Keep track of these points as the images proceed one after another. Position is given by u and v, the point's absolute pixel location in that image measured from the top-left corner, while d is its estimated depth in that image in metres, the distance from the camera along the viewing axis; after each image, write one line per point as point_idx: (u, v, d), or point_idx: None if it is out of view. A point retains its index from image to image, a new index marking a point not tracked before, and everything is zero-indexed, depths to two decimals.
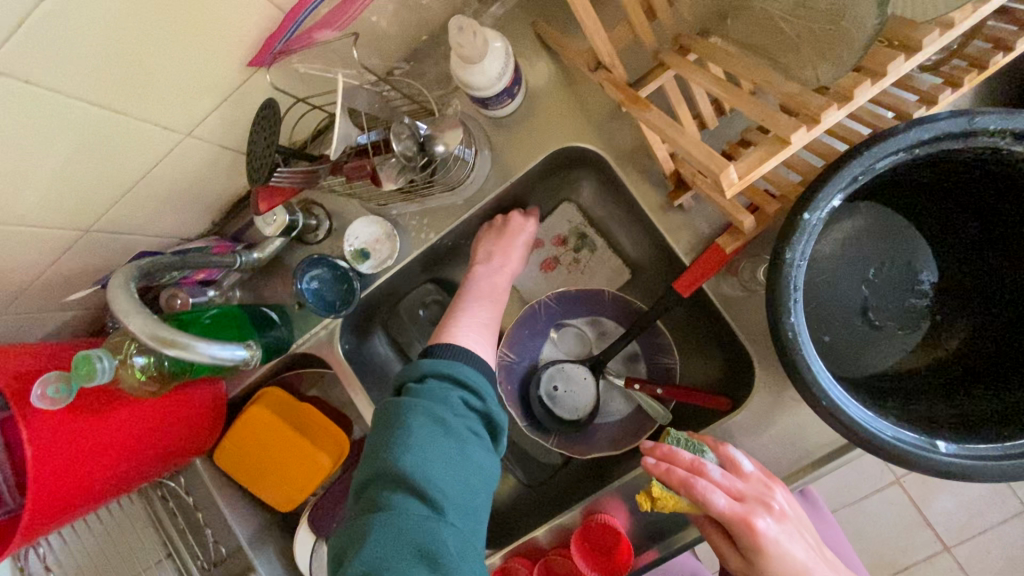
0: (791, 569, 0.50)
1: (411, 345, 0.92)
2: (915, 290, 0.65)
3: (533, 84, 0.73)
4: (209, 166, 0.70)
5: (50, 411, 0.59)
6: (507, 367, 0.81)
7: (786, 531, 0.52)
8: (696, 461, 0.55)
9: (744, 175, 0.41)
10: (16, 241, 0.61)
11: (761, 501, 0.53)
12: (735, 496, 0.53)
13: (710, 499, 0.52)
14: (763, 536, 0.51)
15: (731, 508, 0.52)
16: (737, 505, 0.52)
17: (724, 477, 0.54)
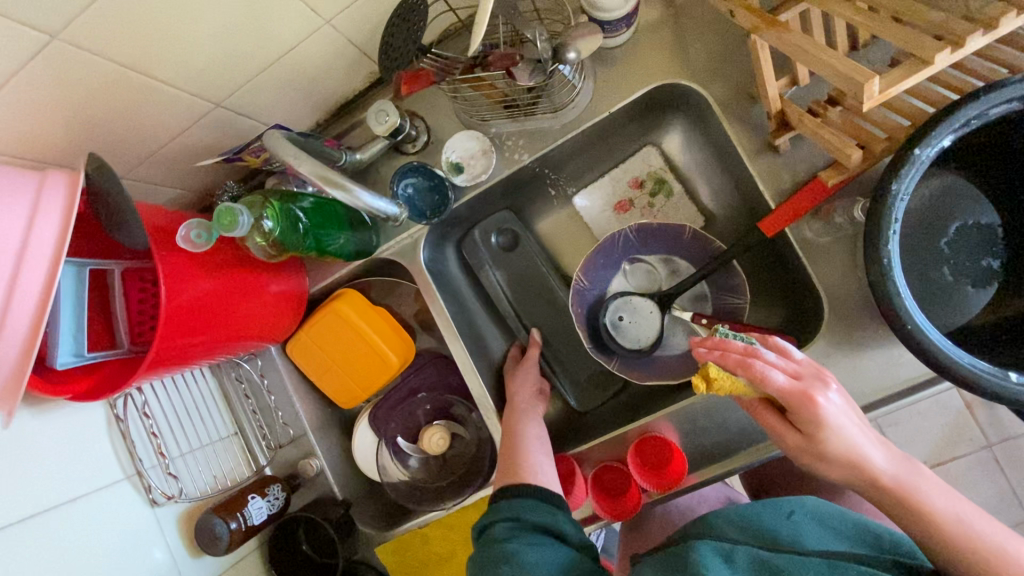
0: (845, 440, 0.52)
1: (481, 268, 0.92)
2: (991, 251, 0.68)
3: (646, 20, 0.76)
4: (334, 59, 0.74)
5: (179, 262, 0.66)
6: (579, 291, 0.86)
7: (840, 407, 0.53)
8: (750, 346, 0.56)
9: (886, 90, 0.45)
10: (161, 100, 0.65)
11: (818, 378, 0.53)
12: (792, 375, 0.54)
13: (769, 377, 0.53)
14: (822, 411, 0.52)
15: (790, 384, 0.53)
16: (795, 382, 0.53)
17: (779, 359, 0.55)
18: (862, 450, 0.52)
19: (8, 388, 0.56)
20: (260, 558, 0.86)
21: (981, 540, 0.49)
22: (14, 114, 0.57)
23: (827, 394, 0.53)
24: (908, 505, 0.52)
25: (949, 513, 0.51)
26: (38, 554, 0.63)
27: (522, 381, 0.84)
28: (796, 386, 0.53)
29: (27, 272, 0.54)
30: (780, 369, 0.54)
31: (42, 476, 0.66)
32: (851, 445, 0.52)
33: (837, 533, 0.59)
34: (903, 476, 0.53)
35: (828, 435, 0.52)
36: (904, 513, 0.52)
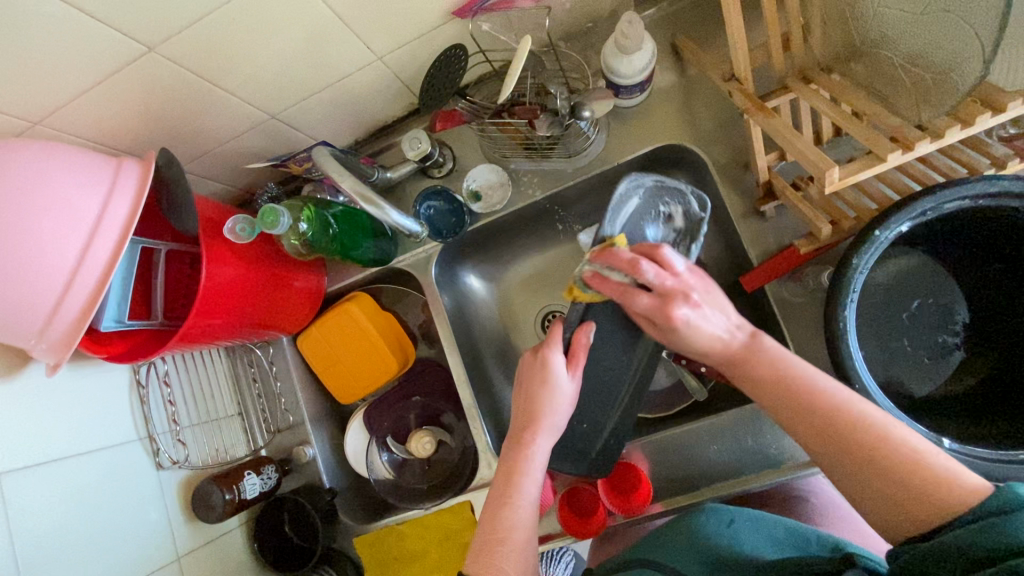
0: (704, 340, 0.57)
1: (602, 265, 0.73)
2: (950, 329, 0.74)
3: (660, 85, 0.84)
4: (379, 89, 0.83)
5: (222, 253, 0.74)
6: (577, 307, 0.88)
7: (715, 310, 0.57)
8: (635, 259, 0.57)
9: (844, 177, 0.54)
10: (226, 108, 0.75)
11: (682, 292, 0.56)
12: (657, 292, 0.57)
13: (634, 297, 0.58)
14: (679, 315, 0.55)
15: (652, 305, 0.57)
16: (662, 283, 0.57)
17: (658, 275, 0.57)
18: (706, 342, 0.57)
19: (62, 341, 0.64)
20: (243, 533, 0.91)
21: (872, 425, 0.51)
22: (102, 106, 0.67)
23: (699, 305, 0.56)
24: (784, 377, 0.55)
25: (832, 391, 0.53)
26: (49, 493, 0.69)
27: (541, 391, 0.68)
28: (657, 303, 0.56)
29: (96, 243, 0.63)
30: (651, 282, 0.57)
31: (65, 424, 0.74)
32: (706, 337, 0.56)
33: (770, 539, 0.68)
34: (736, 350, 0.57)
35: (684, 330, 0.56)
36: (789, 394, 0.54)
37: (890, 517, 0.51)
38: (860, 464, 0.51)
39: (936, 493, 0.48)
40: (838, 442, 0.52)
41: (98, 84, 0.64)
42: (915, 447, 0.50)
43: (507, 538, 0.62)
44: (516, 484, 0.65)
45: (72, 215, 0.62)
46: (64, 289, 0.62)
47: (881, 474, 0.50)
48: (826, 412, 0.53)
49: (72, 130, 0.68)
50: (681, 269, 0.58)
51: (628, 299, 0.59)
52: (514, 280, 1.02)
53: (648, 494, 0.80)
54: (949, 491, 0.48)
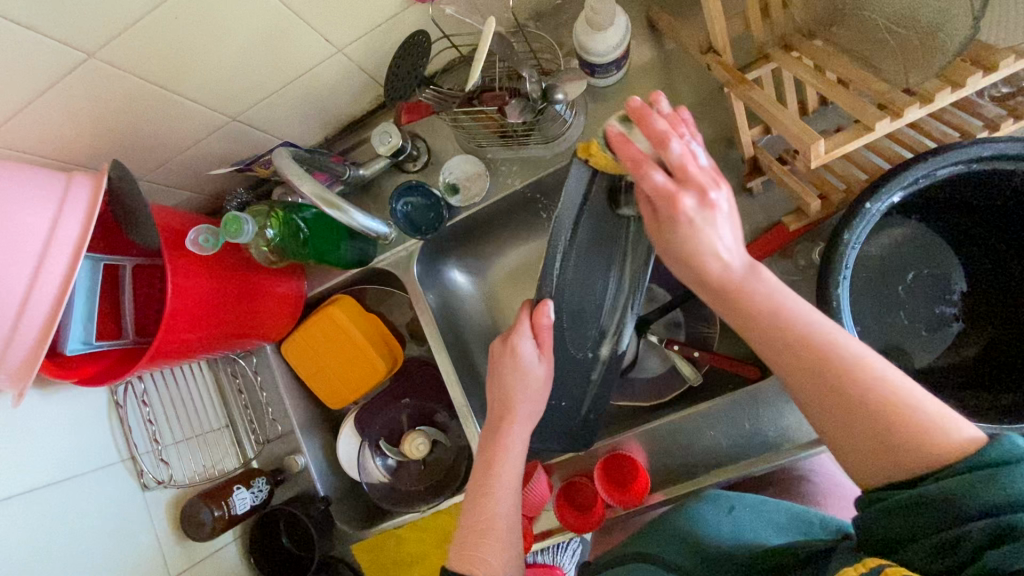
0: (707, 247, 0.48)
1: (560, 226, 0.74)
2: (947, 299, 0.72)
3: (638, 62, 0.81)
4: (345, 83, 0.79)
5: (189, 264, 0.71)
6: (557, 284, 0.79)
7: (726, 214, 0.48)
8: (669, 133, 0.48)
9: (831, 150, 0.51)
10: (181, 112, 0.71)
11: (699, 184, 0.46)
12: (672, 171, 0.48)
13: (646, 174, 0.48)
14: (684, 208, 0.46)
15: (664, 184, 0.47)
16: (670, 184, 0.47)
17: (667, 126, 0.49)
18: (705, 243, 0.48)
19: (22, 370, 0.61)
20: (239, 548, 0.90)
21: (854, 350, 0.49)
22: (50, 119, 0.63)
23: (714, 199, 0.47)
24: (779, 316, 0.50)
25: (826, 328, 0.50)
26: (28, 525, 0.67)
27: (507, 373, 0.68)
28: (673, 184, 0.47)
29: (50, 264, 0.60)
30: (673, 155, 0.47)
31: (41, 452, 0.71)
32: (709, 242, 0.48)
33: (776, 526, 0.66)
34: (733, 274, 0.50)
35: (686, 228, 0.48)
36: (775, 328, 0.50)
37: (869, 452, 0.49)
38: (861, 413, 0.48)
39: (935, 442, 0.46)
40: (827, 385, 0.49)
41: (40, 96, 0.60)
42: (900, 386, 0.47)
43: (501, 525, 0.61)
44: (496, 470, 0.64)
45: (24, 236, 0.59)
46: (19, 314, 0.59)
47: (872, 422, 0.48)
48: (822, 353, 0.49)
49: (18, 145, 0.64)
50: (702, 157, 0.48)
51: (640, 172, 0.48)
52: (500, 273, 0.99)
53: (647, 485, 0.78)
54: (931, 444, 0.46)
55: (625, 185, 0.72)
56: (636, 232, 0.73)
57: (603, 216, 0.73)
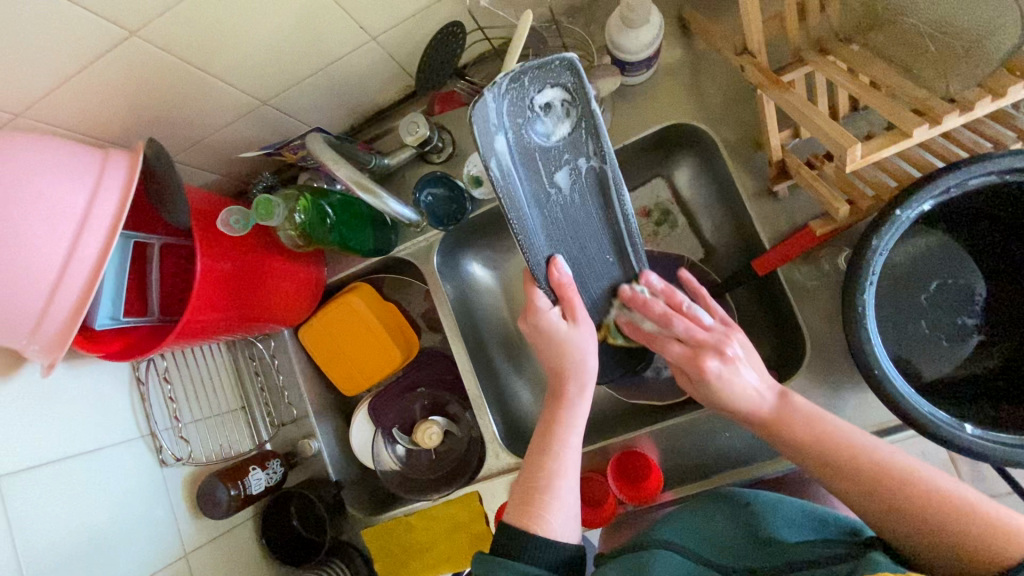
0: (737, 394, 0.59)
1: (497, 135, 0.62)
2: (969, 310, 0.72)
3: (668, 61, 0.81)
4: (375, 71, 0.80)
5: (217, 244, 0.72)
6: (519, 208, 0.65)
7: (740, 349, 0.62)
8: (668, 313, 0.66)
9: (867, 154, 0.52)
10: (215, 94, 0.72)
11: (714, 346, 0.61)
12: (688, 342, 0.63)
13: (667, 348, 0.65)
14: (709, 367, 0.60)
15: (685, 354, 0.62)
16: (690, 351, 0.62)
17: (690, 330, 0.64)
18: (737, 407, 0.60)
19: (54, 341, 0.62)
20: (252, 528, 0.90)
21: (897, 462, 0.52)
22: (84, 95, 0.64)
23: (731, 347, 0.61)
24: (821, 436, 0.56)
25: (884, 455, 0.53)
26: (52, 493, 0.69)
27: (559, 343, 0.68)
28: (689, 352, 0.62)
29: (85, 238, 0.61)
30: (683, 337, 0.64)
31: (64, 424, 0.72)
32: (737, 390, 0.59)
33: (801, 525, 0.65)
34: (767, 407, 0.58)
35: (714, 382, 0.60)
36: (829, 449, 0.55)
37: (927, 548, 0.49)
38: (897, 503, 0.50)
39: (978, 531, 0.46)
40: (884, 496, 0.51)
41: (79, 73, 0.61)
42: (937, 486, 0.50)
43: (551, 485, 0.62)
44: (558, 431, 0.64)
45: (61, 210, 0.60)
46: (54, 287, 0.60)
47: (912, 517, 0.49)
48: (869, 472, 0.52)
49: (55, 121, 0.65)
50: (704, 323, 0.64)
51: (659, 346, 0.67)
52: (518, 267, 0.99)
53: (660, 484, 0.78)
54: (995, 537, 0.46)
55: (545, 106, 0.63)
56: (590, 140, 0.65)
57: (548, 148, 0.66)
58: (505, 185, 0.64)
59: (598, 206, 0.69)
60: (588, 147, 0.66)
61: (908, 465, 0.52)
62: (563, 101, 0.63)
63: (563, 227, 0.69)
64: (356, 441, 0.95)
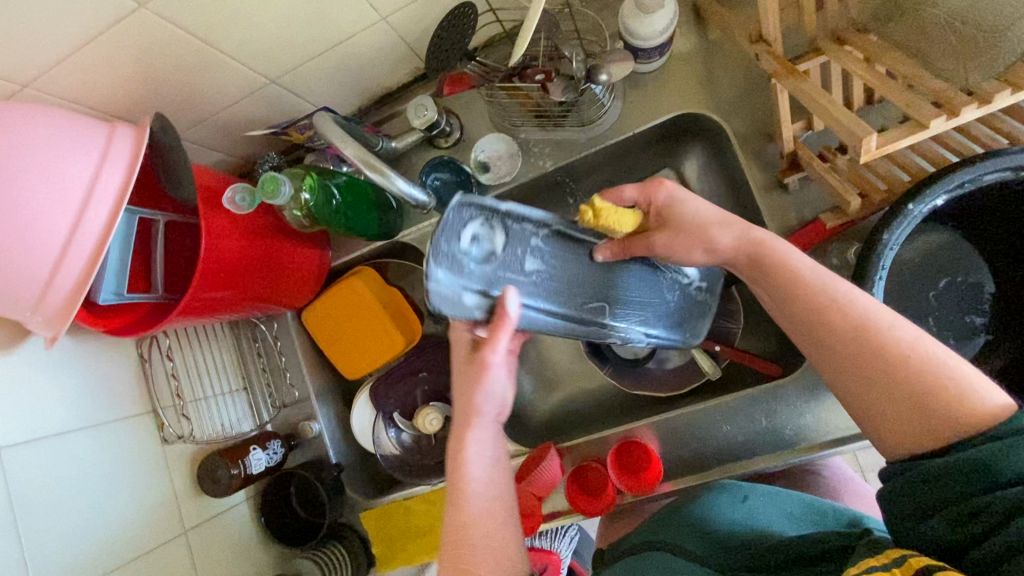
0: (698, 219, 0.59)
1: (454, 257, 0.54)
2: (977, 308, 0.71)
3: (680, 49, 0.80)
4: (384, 53, 0.79)
5: (222, 223, 0.72)
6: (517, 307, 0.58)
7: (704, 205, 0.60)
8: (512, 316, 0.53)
9: (882, 145, 0.51)
10: (222, 71, 0.71)
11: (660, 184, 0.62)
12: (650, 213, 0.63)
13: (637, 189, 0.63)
14: (665, 187, 0.61)
15: (640, 191, 0.63)
16: (643, 191, 0.62)
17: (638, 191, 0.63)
18: (710, 219, 0.59)
19: (59, 314, 0.62)
20: (252, 507, 0.91)
21: (873, 314, 0.52)
22: (91, 68, 0.63)
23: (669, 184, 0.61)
24: (810, 278, 0.55)
25: (862, 306, 0.52)
26: (53, 466, 0.69)
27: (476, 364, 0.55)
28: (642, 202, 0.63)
29: (91, 212, 0.61)
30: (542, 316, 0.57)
31: (67, 398, 0.72)
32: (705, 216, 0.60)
33: (790, 515, 0.67)
34: (742, 245, 0.59)
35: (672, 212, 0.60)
36: (808, 293, 0.55)
37: (899, 426, 0.50)
38: (867, 368, 0.51)
39: (953, 404, 0.47)
40: (846, 350, 0.52)
41: (86, 45, 0.60)
42: (910, 342, 0.49)
43: (469, 518, 0.53)
44: (464, 448, 0.55)
45: (67, 182, 0.59)
46: (58, 259, 0.60)
47: (881, 372, 0.50)
48: (849, 318, 0.52)
49: (61, 93, 0.65)
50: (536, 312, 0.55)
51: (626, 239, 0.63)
52: None
53: (659, 477, 0.78)
54: (959, 405, 0.47)
55: (474, 239, 0.56)
56: (526, 224, 0.60)
57: (502, 246, 0.58)
58: (496, 293, 0.56)
59: (577, 254, 0.64)
60: (529, 231, 0.60)
61: (889, 317, 0.51)
62: (482, 227, 0.56)
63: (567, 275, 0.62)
64: (356, 425, 0.95)
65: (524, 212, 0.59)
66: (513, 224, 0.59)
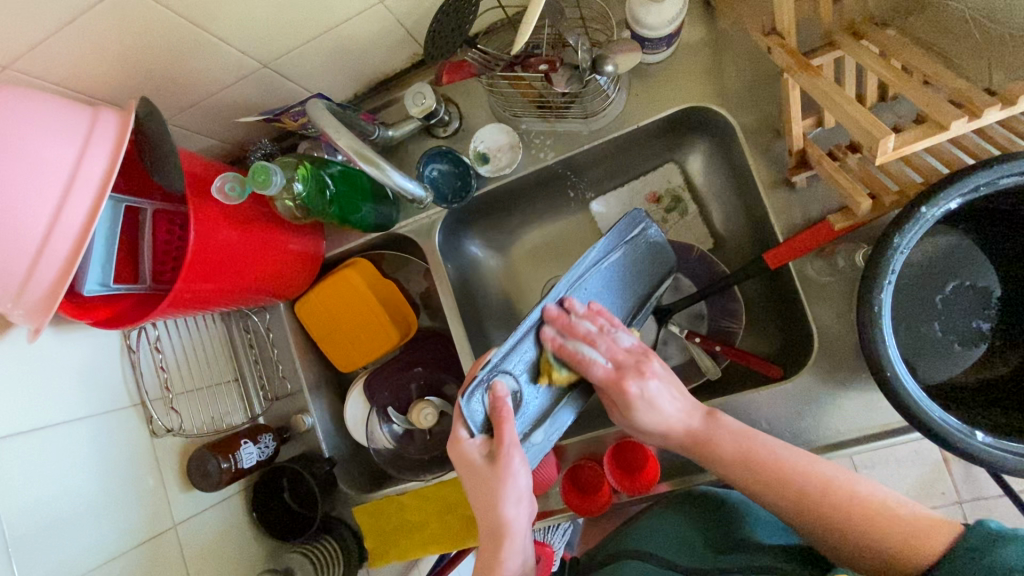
0: (654, 413, 0.61)
1: (526, 406, 0.64)
2: (983, 313, 0.70)
3: (688, 40, 0.77)
4: (382, 37, 0.76)
5: (211, 213, 0.70)
6: (577, 400, 0.67)
7: (657, 389, 0.61)
8: (592, 333, 0.63)
9: (899, 147, 0.49)
10: (212, 54, 0.68)
11: (633, 369, 0.61)
12: (614, 365, 0.61)
13: (591, 365, 0.62)
14: (628, 389, 0.60)
15: (607, 374, 0.61)
16: (613, 371, 0.61)
17: (605, 349, 0.62)
18: (660, 415, 0.61)
19: (39, 306, 0.60)
20: (243, 501, 0.90)
21: (819, 472, 0.57)
22: (73, 49, 0.60)
23: (591, 354, 0.62)
24: (748, 450, 0.60)
25: (804, 463, 0.58)
26: (37, 461, 0.67)
27: (486, 494, 0.58)
28: (613, 373, 0.61)
29: (73, 201, 0.58)
30: (604, 356, 0.62)
31: (51, 391, 0.71)
32: (655, 413, 0.61)
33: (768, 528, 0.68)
34: (619, 367, 0.61)
35: (632, 404, 0.61)
36: (756, 465, 0.59)
37: (858, 552, 0.54)
38: (834, 522, 0.55)
39: (917, 538, 0.52)
40: (811, 506, 0.56)
41: (68, 24, 0.57)
42: (872, 497, 0.55)
43: None
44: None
45: (47, 170, 0.57)
46: (39, 249, 0.58)
47: (846, 516, 0.55)
48: (798, 471, 0.58)
49: (43, 75, 0.62)
50: (622, 341, 0.63)
51: (585, 365, 0.62)
52: (521, 249, 0.97)
53: (655, 478, 0.77)
54: (922, 539, 0.52)
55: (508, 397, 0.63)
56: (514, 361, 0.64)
57: (531, 380, 0.65)
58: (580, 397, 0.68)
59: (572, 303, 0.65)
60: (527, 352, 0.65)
61: (818, 466, 0.58)
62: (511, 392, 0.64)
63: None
64: (348, 419, 0.94)
65: (501, 355, 0.63)
66: (499, 375, 0.63)
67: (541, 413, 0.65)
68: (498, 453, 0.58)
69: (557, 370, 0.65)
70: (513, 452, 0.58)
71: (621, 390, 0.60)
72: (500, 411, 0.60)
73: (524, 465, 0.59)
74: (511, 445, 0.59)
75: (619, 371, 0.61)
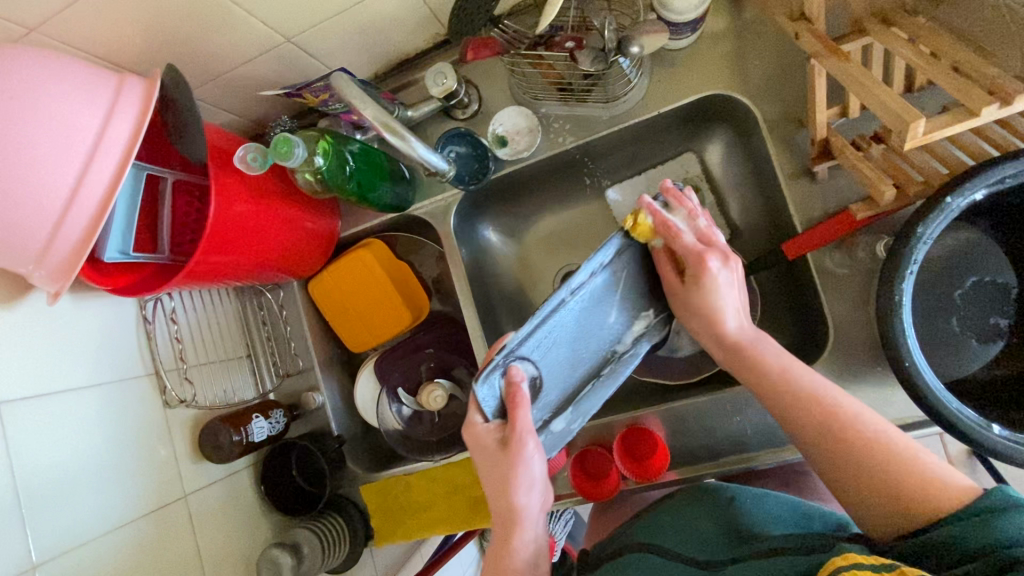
0: (720, 300, 0.60)
1: (544, 394, 0.63)
2: (1003, 310, 0.69)
3: (712, 28, 0.77)
4: (405, 16, 0.76)
5: (232, 184, 0.70)
6: (596, 387, 0.65)
7: (697, 224, 0.63)
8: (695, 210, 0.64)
9: (929, 132, 0.48)
10: (236, 26, 0.68)
11: (719, 250, 0.60)
12: (699, 241, 0.62)
13: (683, 235, 0.61)
14: (712, 266, 0.59)
15: (696, 242, 0.61)
16: (697, 244, 0.61)
17: (687, 220, 0.64)
18: (719, 307, 0.60)
19: (61, 270, 0.60)
20: (251, 476, 0.90)
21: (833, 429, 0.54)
22: (100, 16, 0.61)
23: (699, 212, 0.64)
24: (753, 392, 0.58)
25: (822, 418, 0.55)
26: (52, 424, 0.68)
27: (497, 480, 0.58)
28: (699, 245, 0.61)
29: (97, 166, 0.59)
30: (690, 225, 0.63)
31: (68, 357, 0.71)
32: (721, 302, 0.60)
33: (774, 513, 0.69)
34: (704, 234, 0.62)
35: (709, 281, 0.59)
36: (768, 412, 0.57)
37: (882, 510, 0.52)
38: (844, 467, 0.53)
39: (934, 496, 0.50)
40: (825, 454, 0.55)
41: None
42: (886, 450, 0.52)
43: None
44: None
45: (73, 134, 0.57)
46: (62, 213, 0.58)
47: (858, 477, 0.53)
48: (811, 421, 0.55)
49: (69, 40, 0.62)
50: (704, 217, 0.64)
51: (677, 236, 0.62)
52: (536, 236, 0.97)
53: (665, 465, 0.77)
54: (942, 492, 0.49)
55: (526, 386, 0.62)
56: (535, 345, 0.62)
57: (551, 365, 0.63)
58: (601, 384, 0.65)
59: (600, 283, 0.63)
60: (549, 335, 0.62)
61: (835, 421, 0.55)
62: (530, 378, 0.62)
63: (584, 338, 0.64)
64: (358, 398, 0.94)
65: (518, 341, 0.60)
66: (516, 362, 0.60)
67: (562, 398, 0.64)
68: (510, 438, 0.57)
69: (646, 220, 0.63)
70: (526, 438, 0.57)
71: (701, 269, 0.60)
72: (515, 397, 0.58)
73: (538, 451, 0.58)
74: (525, 430, 0.57)
75: (704, 241, 0.62)
